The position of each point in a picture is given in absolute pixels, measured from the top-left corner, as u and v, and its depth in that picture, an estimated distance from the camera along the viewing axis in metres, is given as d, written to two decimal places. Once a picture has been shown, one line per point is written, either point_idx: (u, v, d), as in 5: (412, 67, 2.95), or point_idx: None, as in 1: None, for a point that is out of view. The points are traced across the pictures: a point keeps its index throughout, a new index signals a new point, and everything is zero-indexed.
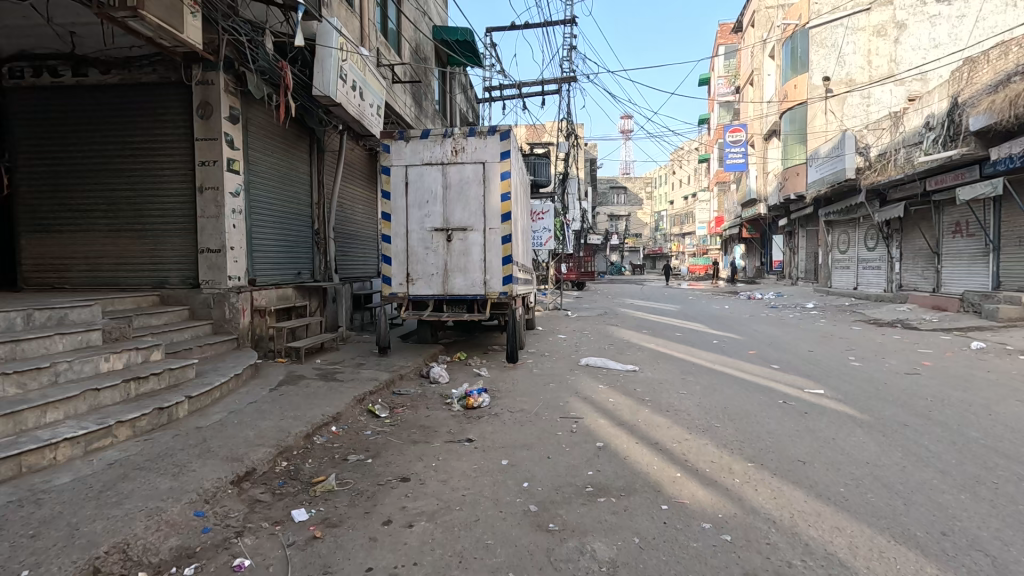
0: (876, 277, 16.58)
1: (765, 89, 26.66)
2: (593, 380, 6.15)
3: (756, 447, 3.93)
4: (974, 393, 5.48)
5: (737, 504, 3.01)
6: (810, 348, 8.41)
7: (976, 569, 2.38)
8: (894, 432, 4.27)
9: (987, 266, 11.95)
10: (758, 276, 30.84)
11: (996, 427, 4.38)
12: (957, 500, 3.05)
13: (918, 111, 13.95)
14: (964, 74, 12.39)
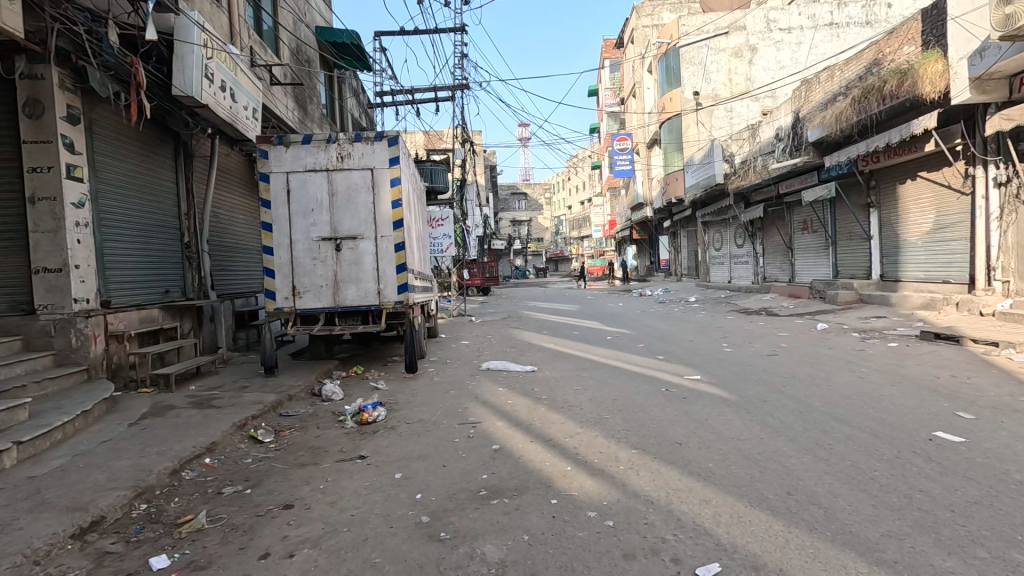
0: (745, 271, 18.58)
1: (646, 101, 28.79)
2: (492, 384, 6.20)
3: (640, 434, 4.21)
4: (818, 368, 6.33)
5: (621, 490, 3.19)
6: (691, 338, 9.20)
7: (813, 521, 2.73)
8: (756, 408, 4.80)
9: (828, 258, 13.89)
10: (649, 274, 33.16)
11: (833, 396, 5.09)
12: (801, 462, 3.49)
13: (770, 124, 15.90)
14: (803, 93, 14.29)
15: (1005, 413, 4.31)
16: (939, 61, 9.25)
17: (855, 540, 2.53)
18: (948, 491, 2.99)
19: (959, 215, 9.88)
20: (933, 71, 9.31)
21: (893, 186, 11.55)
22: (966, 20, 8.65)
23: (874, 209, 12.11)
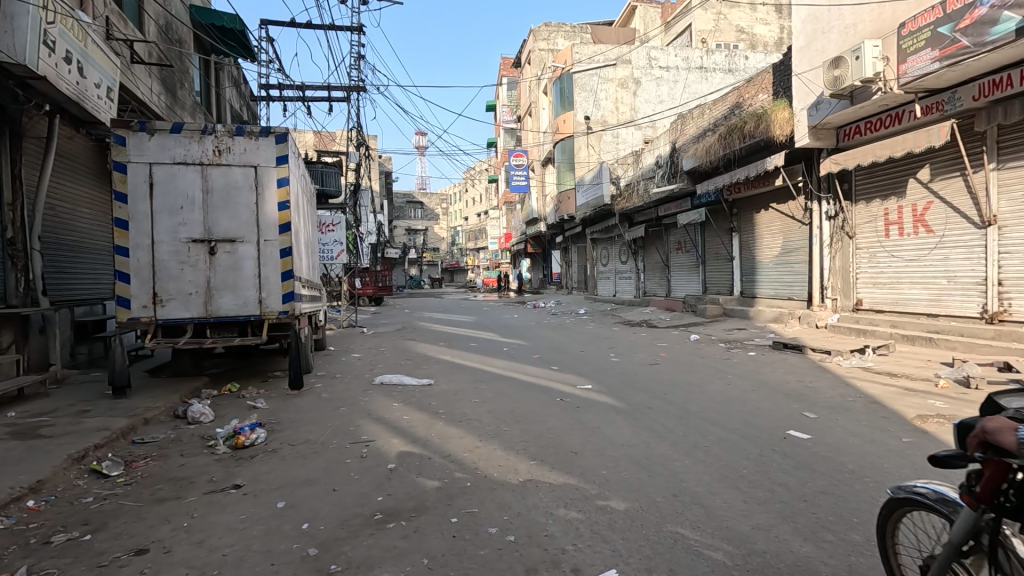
0: (628, 285, 20.00)
1: (541, 120, 30.00)
2: (387, 399, 5.92)
3: (538, 444, 4.27)
4: (693, 376, 6.95)
5: (521, 503, 3.20)
6: (582, 349, 9.64)
7: (696, 520, 2.94)
8: (642, 415, 5.12)
9: (698, 275, 15.46)
10: (542, 287, 34.34)
11: (707, 401, 5.61)
12: (683, 464, 3.77)
13: (651, 152, 17.44)
14: (679, 126, 15.82)
15: (838, 412, 5.07)
16: (786, 109, 10.80)
17: (733, 535, 2.77)
18: (800, 483, 3.42)
19: (801, 242, 11.55)
20: (782, 117, 10.85)
21: (751, 214, 13.20)
22: (806, 78, 10.19)
23: (735, 233, 13.74)
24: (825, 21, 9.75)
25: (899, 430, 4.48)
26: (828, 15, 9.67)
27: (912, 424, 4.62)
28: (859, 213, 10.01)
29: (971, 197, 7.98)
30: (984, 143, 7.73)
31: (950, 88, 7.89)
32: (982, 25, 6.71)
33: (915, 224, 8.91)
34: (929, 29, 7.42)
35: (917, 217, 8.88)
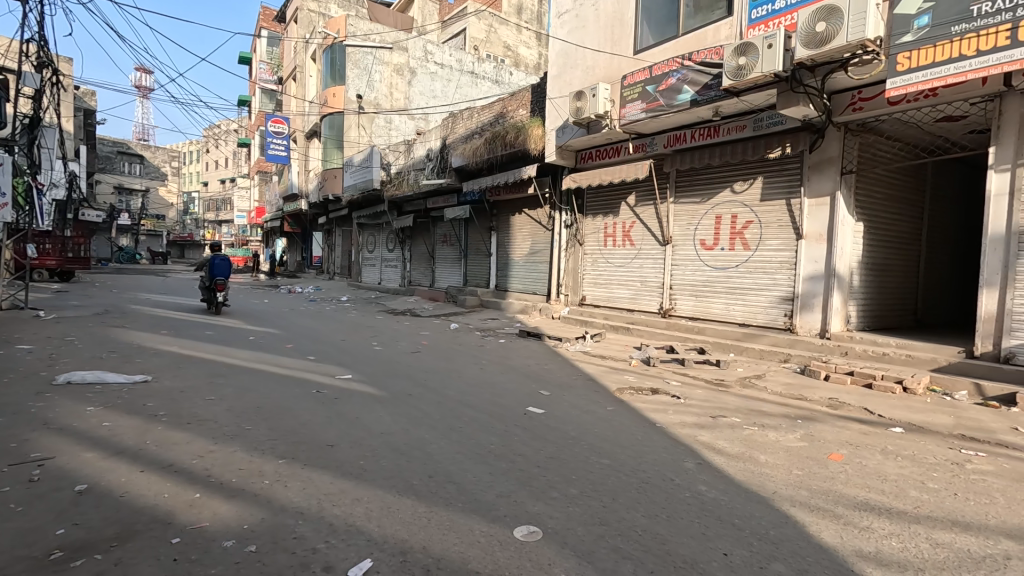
0: (394, 274, 20.01)
1: (307, 88, 27.39)
2: (75, 402, 4.57)
3: (288, 441, 3.92)
4: (451, 362, 7.36)
5: (265, 507, 2.88)
6: (343, 337, 9.22)
7: (450, 497, 3.13)
8: (401, 402, 5.19)
9: (460, 268, 16.45)
10: (299, 270, 31.53)
11: (461, 386, 6.02)
12: (439, 447, 3.96)
13: (423, 144, 17.74)
14: (450, 124, 16.44)
15: (565, 390, 6.06)
16: (540, 127, 12.34)
17: (480, 505, 3.04)
18: (535, 452, 3.98)
19: (545, 245, 13.36)
20: (536, 134, 12.36)
21: (507, 216, 14.65)
22: (556, 102, 11.78)
23: (494, 231, 15.06)
24: (573, 57, 11.42)
25: (606, 401, 5.63)
26: (576, 53, 11.36)
27: (614, 396, 5.85)
28: (588, 225, 12.12)
29: (658, 221, 10.49)
30: (668, 181, 10.25)
31: (651, 135, 10.21)
32: (672, 92, 8.83)
33: (624, 238, 11.25)
34: (640, 85, 9.40)
35: (625, 233, 11.23)
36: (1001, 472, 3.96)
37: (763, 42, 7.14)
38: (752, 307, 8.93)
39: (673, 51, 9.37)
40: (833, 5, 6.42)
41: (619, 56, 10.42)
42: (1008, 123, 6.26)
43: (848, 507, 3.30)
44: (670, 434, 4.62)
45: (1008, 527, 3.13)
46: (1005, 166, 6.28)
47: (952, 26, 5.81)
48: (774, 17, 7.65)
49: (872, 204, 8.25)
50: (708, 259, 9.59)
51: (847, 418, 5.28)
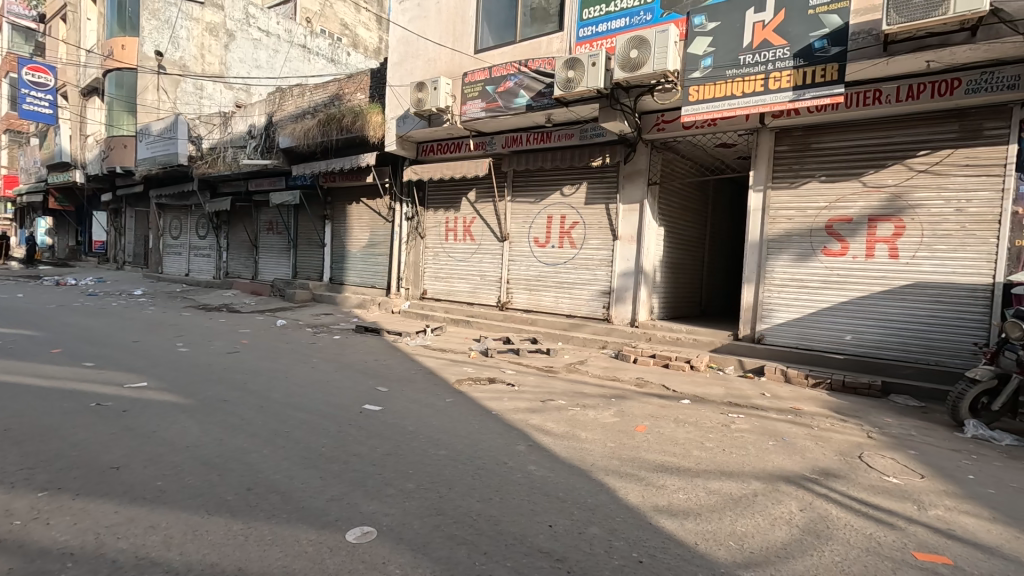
0: (206, 264, 17.49)
1: (83, 35, 22.25)
2: None
3: (54, 469, 3.16)
4: (277, 362, 6.70)
5: (15, 554, 2.28)
6: (135, 338, 7.74)
7: (272, 509, 2.85)
8: (213, 409, 4.56)
9: (289, 259, 15.06)
10: (72, 258, 25.62)
11: (288, 387, 5.52)
12: (260, 455, 3.59)
13: (243, 118, 15.72)
14: (276, 99, 14.83)
15: (403, 384, 5.97)
16: (379, 115, 11.88)
17: (308, 513, 2.84)
18: (370, 451, 3.83)
19: (384, 237, 12.93)
20: (375, 121, 11.86)
21: (343, 205, 13.81)
22: (396, 91, 11.45)
23: (328, 221, 14.09)
24: (414, 47, 11.20)
25: (444, 393, 5.70)
26: (417, 43, 11.17)
27: (454, 388, 5.95)
28: (429, 218, 12.07)
29: (496, 218, 10.92)
30: (506, 180, 10.71)
31: (490, 134, 10.55)
32: (509, 95, 9.24)
33: (464, 233, 11.46)
34: (480, 84, 9.62)
35: (466, 228, 11.44)
36: (753, 429, 5.03)
37: (588, 60, 7.88)
38: (577, 300, 9.84)
39: (510, 55, 9.77)
40: (642, 36, 7.39)
41: (460, 52, 10.53)
42: (762, 154, 7.90)
43: (648, 470, 3.85)
44: (504, 420, 4.86)
45: (756, 470, 3.99)
46: (759, 187, 7.92)
47: (726, 70, 7.12)
48: (597, 39, 8.63)
49: (670, 212, 9.72)
50: (541, 256, 10.29)
51: (650, 394, 6.16)
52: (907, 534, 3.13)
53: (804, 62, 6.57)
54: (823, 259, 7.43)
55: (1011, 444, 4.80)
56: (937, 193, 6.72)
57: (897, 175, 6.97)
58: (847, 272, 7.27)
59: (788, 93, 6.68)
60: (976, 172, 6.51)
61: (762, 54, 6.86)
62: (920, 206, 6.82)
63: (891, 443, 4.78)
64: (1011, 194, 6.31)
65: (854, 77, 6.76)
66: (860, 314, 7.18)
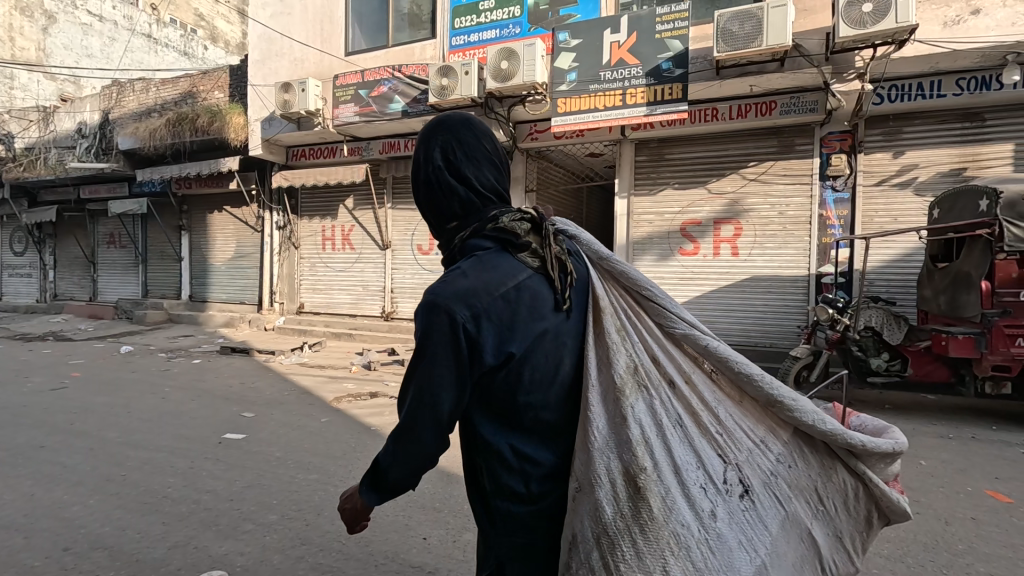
0: (26, 286, 14.74)
1: None
2: None
3: None
4: (116, 395, 5.81)
5: None
6: None
7: (95, 570, 2.47)
8: (24, 459, 3.84)
9: (136, 276, 13.23)
10: None
11: (130, 422, 4.83)
12: (84, 506, 3.10)
13: (69, 114, 13.54)
14: (112, 94, 12.95)
15: (273, 407, 5.52)
16: (241, 116, 10.94)
17: (141, 567, 2.50)
18: (227, 484, 3.49)
19: (253, 248, 11.88)
20: (236, 123, 10.90)
21: (202, 214, 12.47)
22: (260, 91, 10.61)
23: (184, 231, 12.63)
24: (277, 45, 10.49)
25: (319, 412, 5.37)
26: (280, 41, 10.47)
27: (331, 406, 5.63)
28: (303, 227, 11.35)
29: (377, 225, 10.58)
30: (385, 187, 10.43)
31: (366, 140, 10.22)
32: (383, 100, 9.02)
33: (343, 242, 10.94)
34: (353, 87, 9.26)
35: (345, 237, 10.93)
36: None
37: (461, 68, 7.97)
38: None
39: (383, 60, 9.56)
40: (511, 49, 7.65)
41: (329, 54, 10.07)
42: (624, 164, 8.58)
43: None
44: (384, 435, 4.70)
45: None
46: (624, 194, 8.59)
47: (589, 85, 7.62)
48: (469, 48, 8.79)
49: None
50: (424, 263, 10.17)
51: None
52: None
53: (654, 81, 7.25)
54: (679, 259, 8.26)
55: None
56: (764, 199, 7.81)
57: (734, 183, 7.97)
58: (699, 269, 8.15)
59: (642, 108, 7.34)
60: (792, 181, 7.67)
61: (619, 72, 7.45)
62: (752, 211, 7.87)
63: None
64: (818, 199, 7.53)
65: (695, 97, 7.63)
66: (711, 306, 8.10)
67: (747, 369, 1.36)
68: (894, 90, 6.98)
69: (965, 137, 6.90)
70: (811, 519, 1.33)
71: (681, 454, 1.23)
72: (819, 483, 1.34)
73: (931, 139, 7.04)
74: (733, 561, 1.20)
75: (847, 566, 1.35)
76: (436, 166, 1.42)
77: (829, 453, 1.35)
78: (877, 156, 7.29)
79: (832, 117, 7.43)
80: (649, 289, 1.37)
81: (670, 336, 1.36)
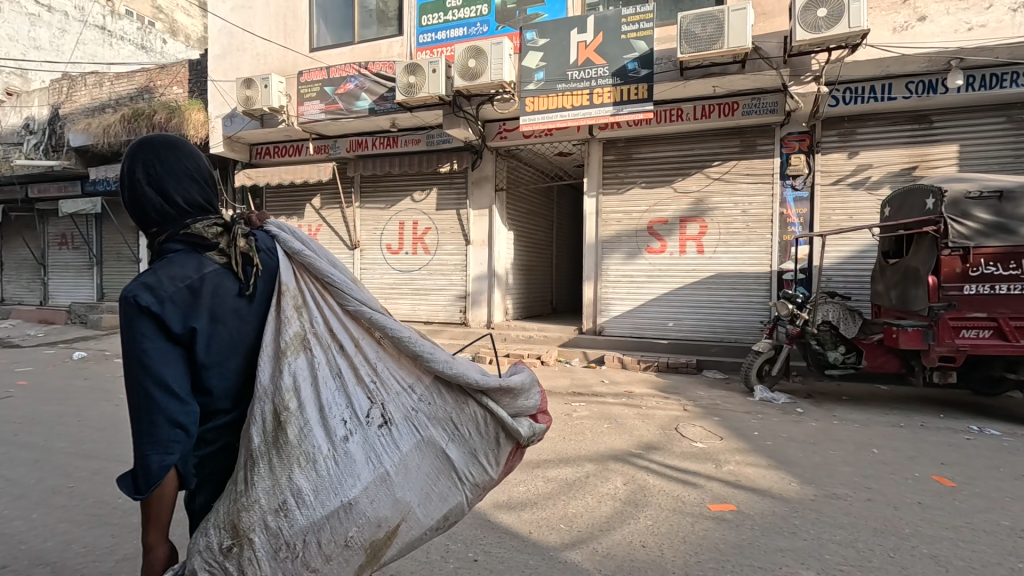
0: None
1: None
2: None
3: None
4: (66, 403, 5.56)
5: None
6: None
7: None
8: None
9: (91, 278, 12.68)
10: None
11: (81, 431, 4.63)
12: (27, 520, 2.95)
13: (16, 108, 12.87)
14: (63, 88, 12.36)
15: None
16: (201, 112, 10.55)
17: None
18: None
19: None
20: (196, 119, 10.51)
21: None
22: (221, 86, 10.28)
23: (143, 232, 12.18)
24: (238, 40, 10.19)
25: None
26: (242, 36, 10.17)
27: None
28: None
29: (345, 225, 10.40)
30: (353, 186, 10.27)
31: (333, 138, 10.04)
32: (350, 97, 8.87)
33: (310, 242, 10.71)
34: (318, 84, 9.07)
35: (312, 237, 10.71)
36: (591, 415, 5.46)
37: (429, 66, 7.91)
38: (433, 306, 9.80)
39: (349, 56, 9.40)
40: (479, 47, 7.62)
41: (293, 50, 9.83)
42: (593, 163, 8.66)
43: None
44: None
45: (590, 453, 4.34)
46: (593, 193, 8.67)
47: (556, 84, 7.65)
48: (437, 46, 8.73)
49: (518, 217, 10.16)
50: (394, 262, 10.05)
51: None
52: (705, 490, 3.65)
53: (620, 81, 7.34)
54: (647, 257, 8.38)
55: (785, 401, 5.90)
56: (728, 198, 8.00)
57: (699, 182, 8.14)
58: (666, 267, 8.30)
59: (609, 108, 7.42)
60: (754, 180, 7.88)
61: (586, 71, 7.51)
62: (717, 210, 8.05)
63: (702, 413, 5.55)
64: (779, 198, 7.75)
65: (660, 97, 7.75)
66: (677, 303, 8.25)
67: (395, 324, 1.44)
68: (848, 93, 7.27)
69: (915, 138, 7.22)
70: (447, 441, 1.43)
71: (323, 392, 1.31)
72: (451, 413, 1.45)
73: (883, 140, 7.35)
74: (343, 488, 1.25)
75: (483, 478, 1.47)
76: (138, 182, 1.35)
77: (461, 391, 1.46)
78: (833, 156, 7.55)
79: (791, 118, 7.65)
80: (333, 275, 1.42)
81: (345, 307, 1.42)
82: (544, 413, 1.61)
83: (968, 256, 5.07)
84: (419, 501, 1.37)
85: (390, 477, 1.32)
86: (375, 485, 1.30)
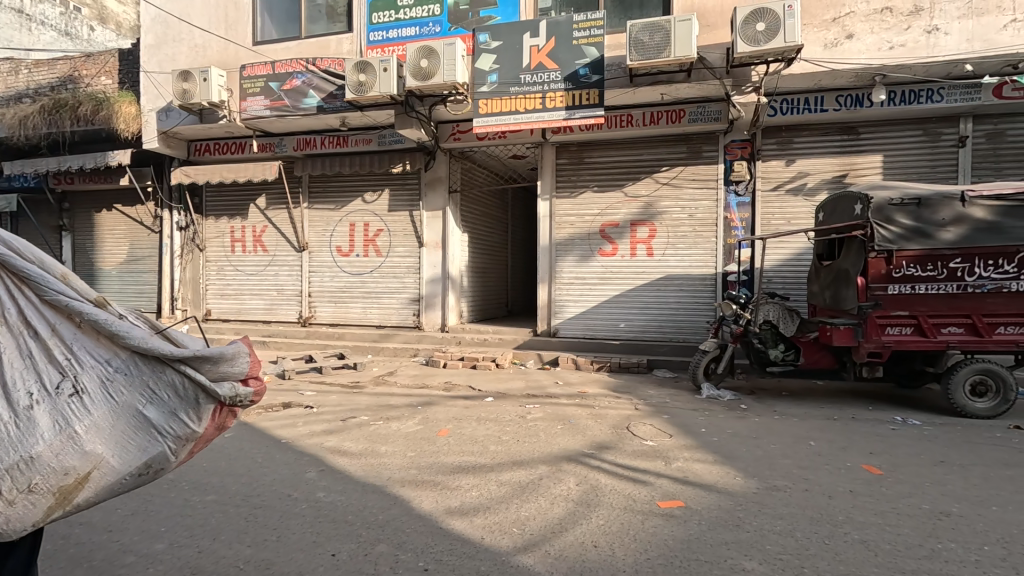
0: None
1: None
2: None
3: None
4: None
5: None
6: None
7: None
8: None
9: None
10: None
11: None
12: None
13: None
14: None
15: None
16: (133, 104, 9.84)
17: None
18: (108, 513, 3.13)
19: (150, 250, 10.79)
20: (127, 112, 9.81)
21: (87, 213, 11.19)
22: (156, 79, 9.62)
23: (66, 232, 11.30)
24: (174, 30, 9.62)
25: None
26: (178, 26, 9.61)
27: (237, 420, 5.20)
28: (209, 227, 10.54)
29: (292, 226, 10.02)
30: (301, 185, 9.91)
31: (279, 136, 9.64)
32: (297, 94, 8.54)
33: (254, 243, 10.25)
34: (263, 79, 8.69)
35: (256, 238, 10.25)
36: (546, 416, 5.47)
37: (380, 65, 7.74)
38: (386, 309, 9.59)
39: (296, 51, 9.06)
40: (431, 47, 7.52)
41: (234, 42, 9.37)
42: (546, 166, 8.73)
43: (445, 474, 3.89)
44: (296, 447, 4.42)
45: (544, 455, 4.34)
46: (547, 196, 8.75)
47: (510, 87, 7.66)
48: (388, 44, 8.56)
49: (472, 219, 10.09)
50: (344, 265, 9.77)
51: (456, 396, 6.29)
52: (655, 487, 3.73)
53: (572, 86, 7.44)
54: (599, 259, 8.52)
55: (730, 398, 6.14)
56: (676, 202, 8.26)
57: (648, 187, 8.35)
58: (618, 269, 8.47)
59: (561, 112, 7.50)
60: (700, 186, 8.16)
61: (538, 75, 7.55)
62: (665, 213, 8.30)
63: (652, 411, 5.69)
64: (723, 203, 8.07)
65: (612, 102, 7.90)
66: (629, 304, 8.43)
67: (88, 312, 2.00)
68: (784, 104, 7.65)
69: (844, 148, 7.72)
70: (143, 402, 2.05)
71: (10, 375, 1.87)
72: (147, 380, 2.07)
73: (816, 149, 7.81)
74: (28, 445, 1.83)
75: (183, 430, 2.12)
76: None
77: (159, 361, 2.09)
78: (772, 163, 7.95)
79: (734, 126, 7.96)
80: (27, 273, 1.95)
81: (42, 297, 1.97)
82: (251, 378, 2.32)
83: (892, 258, 5.43)
84: (112, 450, 1.99)
85: (75, 434, 1.91)
86: (59, 442, 1.88)
